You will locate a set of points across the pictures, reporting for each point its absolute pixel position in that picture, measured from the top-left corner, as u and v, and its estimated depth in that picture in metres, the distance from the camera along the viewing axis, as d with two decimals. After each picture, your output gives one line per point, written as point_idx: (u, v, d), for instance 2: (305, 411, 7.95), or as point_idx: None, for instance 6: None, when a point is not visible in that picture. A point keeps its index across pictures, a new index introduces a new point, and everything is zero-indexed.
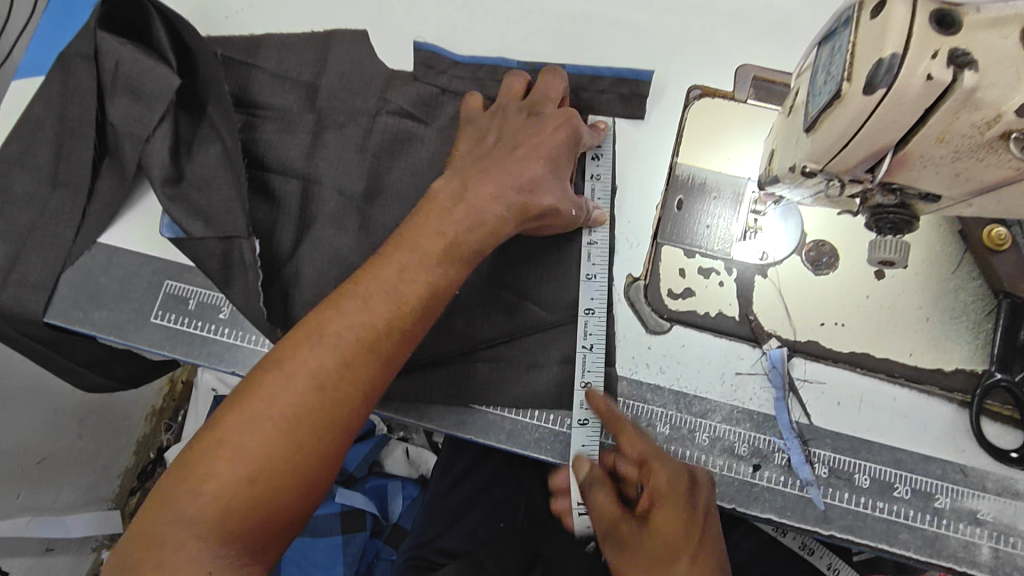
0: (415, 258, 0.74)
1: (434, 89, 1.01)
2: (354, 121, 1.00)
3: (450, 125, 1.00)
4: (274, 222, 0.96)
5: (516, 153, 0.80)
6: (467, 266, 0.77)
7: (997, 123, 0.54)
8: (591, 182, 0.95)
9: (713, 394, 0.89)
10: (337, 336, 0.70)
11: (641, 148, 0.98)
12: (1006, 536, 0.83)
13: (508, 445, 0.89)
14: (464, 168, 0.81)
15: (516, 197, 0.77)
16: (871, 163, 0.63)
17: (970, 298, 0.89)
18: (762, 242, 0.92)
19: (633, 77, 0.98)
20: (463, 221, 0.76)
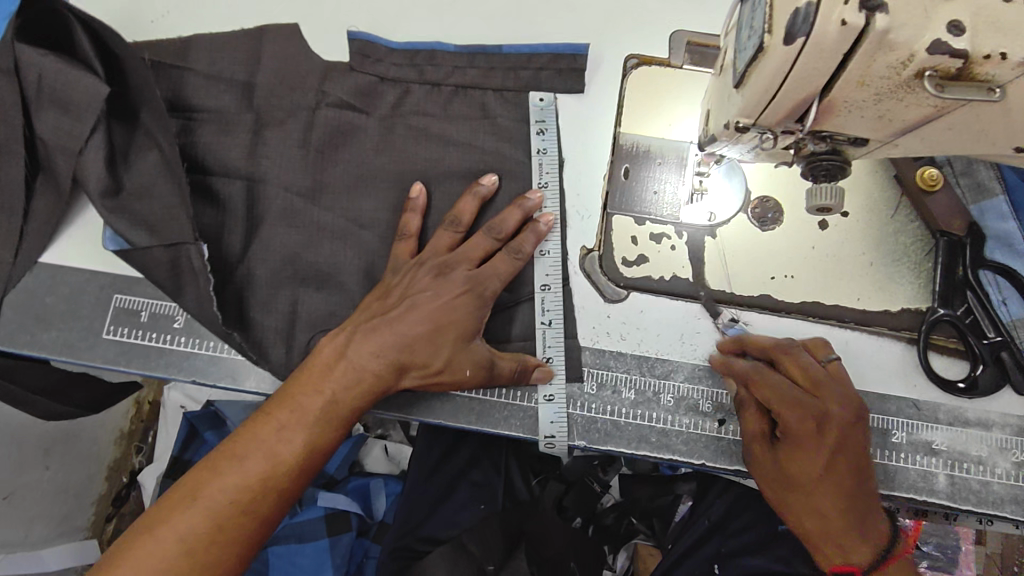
0: (293, 417, 0.79)
1: (372, 78, 1.00)
2: (295, 117, 0.98)
3: (392, 113, 0.99)
4: (221, 225, 0.95)
5: (404, 315, 0.84)
6: (344, 422, 0.82)
7: (911, 63, 0.56)
8: (538, 157, 0.96)
9: (674, 355, 0.91)
10: (211, 503, 0.75)
11: (582, 123, 0.99)
12: (960, 462, 0.87)
13: (479, 426, 0.90)
14: (357, 319, 0.85)
15: (396, 355, 0.83)
16: (800, 112, 0.65)
17: (910, 239, 0.92)
18: (709, 204, 0.94)
19: (570, 50, 0.99)
20: (340, 375, 0.81)
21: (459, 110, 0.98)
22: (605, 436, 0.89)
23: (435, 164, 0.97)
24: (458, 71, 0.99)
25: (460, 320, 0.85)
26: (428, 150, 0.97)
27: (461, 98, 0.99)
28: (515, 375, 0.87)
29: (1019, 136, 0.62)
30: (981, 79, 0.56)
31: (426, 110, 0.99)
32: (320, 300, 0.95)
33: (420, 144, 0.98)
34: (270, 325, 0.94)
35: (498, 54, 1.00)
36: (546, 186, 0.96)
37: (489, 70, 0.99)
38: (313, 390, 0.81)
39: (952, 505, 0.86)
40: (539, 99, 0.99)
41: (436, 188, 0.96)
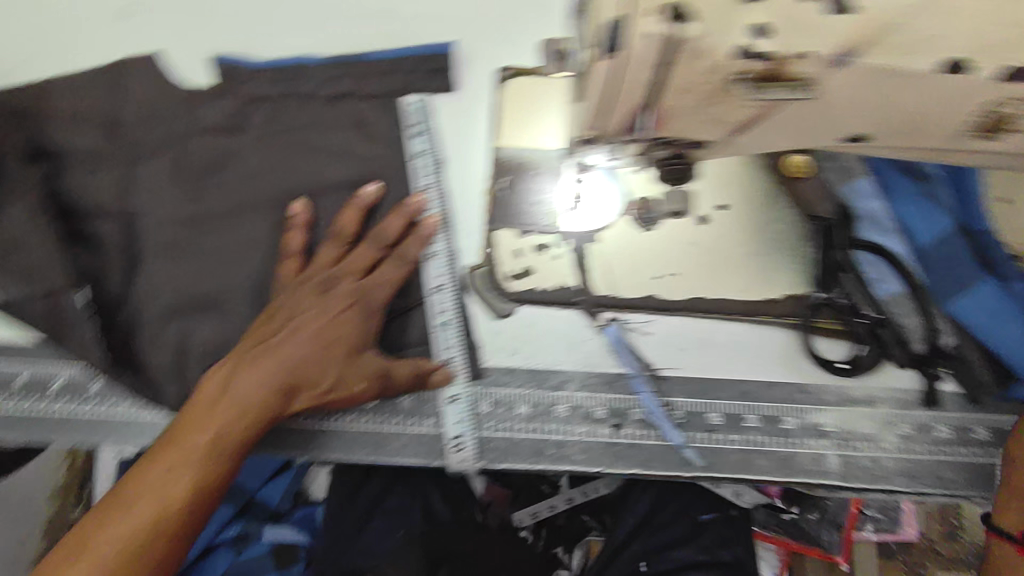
0: (179, 455, 0.73)
1: (244, 98, 0.95)
2: (164, 148, 0.93)
3: (267, 131, 0.94)
4: (98, 266, 0.90)
5: (291, 335, 0.80)
6: (238, 455, 0.76)
7: (719, 71, 0.56)
8: (417, 159, 0.95)
9: (567, 365, 0.91)
10: (98, 554, 0.69)
11: (459, 134, 0.97)
12: (850, 441, 0.89)
13: (375, 458, 0.89)
14: (240, 348, 0.80)
15: (282, 379, 0.78)
16: (638, 121, 0.64)
17: (787, 228, 0.92)
18: (586, 213, 0.94)
19: (437, 51, 0.98)
20: (227, 407, 0.75)
21: (334, 121, 0.95)
22: (502, 454, 0.88)
23: (318, 174, 0.94)
24: (334, 81, 0.95)
25: (347, 332, 0.82)
26: (309, 167, 0.94)
27: (336, 108, 0.95)
28: (411, 381, 0.86)
29: (847, 127, 0.62)
30: (794, 78, 0.56)
31: (302, 126, 0.95)
32: (210, 330, 0.90)
33: (297, 160, 0.94)
34: (158, 363, 0.89)
35: (364, 62, 0.96)
36: (428, 189, 0.95)
37: (363, 77, 0.96)
38: (198, 426, 0.75)
39: (843, 484, 0.88)
40: (413, 103, 0.96)
41: (321, 201, 0.93)
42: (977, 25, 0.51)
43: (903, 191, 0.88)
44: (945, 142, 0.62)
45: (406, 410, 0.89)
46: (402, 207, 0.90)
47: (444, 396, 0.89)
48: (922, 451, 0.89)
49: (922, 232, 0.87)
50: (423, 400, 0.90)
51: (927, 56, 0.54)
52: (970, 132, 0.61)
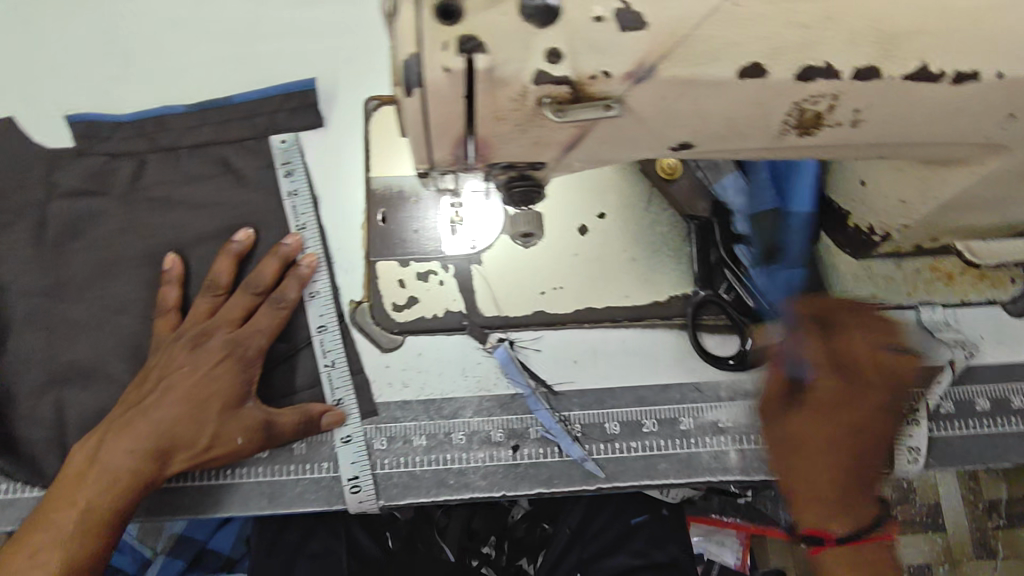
0: (45, 537, 0.71)
1: (103, 157, 0.94)
2: (24, 215, 0.92)
3: (131, 190, 0.93)
4: None
5: (161, 397, 0.79)
6: (111, 528, 0.74)
7: (526, 95, 0.56)
8: (290, 200, 0.94)
9: (459, 391, 0.90)
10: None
11: (330, 169, 0.95)
12: (747, 435, 0.89)
13: (273, 509, 0.86)
14: (111, 417, 0.79)
15: (152, 442, 0.76)
16: (462, 153, 0.64)
17: (664, 230, 0.95)
18: (469, 234, 0.92)
19: (300, 88, 0.97)
20: (93, 480, 0.74)
21: (198, 170, 0.94)
22: (403, 490, 0.87)
23: (184, 231, 0.92)
24: (191, 132, 0.95)
25: (220, 385, 0.81)
26: (175, 220, 0.93)
27: (199, 158, 0.95)
28: (299, 428, 0.84)
29: (666, 137, 0.62)
30: (596, 97, 0.56)
31: (167, 181, 0.94)
32: (87, 399, 0.88)
33: (163, 215, 0.93)
34: (39, 438, 0.87)
35: (228, 105, 0.97)
36: (305, 228, 0.93)
37: (223, 124, 0.96)
38: (65, 504, 0.73)
39: (746, 478, 0.88)
40: (281, 141, 0.96)
41: (190, 254, 0.92)
42: (768, 24, 0.53)
43: (761, 192, 0.85)
44: (765, 143, 0.62)
45: (299, 456, 0.88)
46: (275, 250, 0.89)
47: (337, 438, 0.88)
48: None
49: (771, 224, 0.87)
50: (316, 444, 0.88)
51: (727, 63, 0.54)
52: (787, 132, 0.61)
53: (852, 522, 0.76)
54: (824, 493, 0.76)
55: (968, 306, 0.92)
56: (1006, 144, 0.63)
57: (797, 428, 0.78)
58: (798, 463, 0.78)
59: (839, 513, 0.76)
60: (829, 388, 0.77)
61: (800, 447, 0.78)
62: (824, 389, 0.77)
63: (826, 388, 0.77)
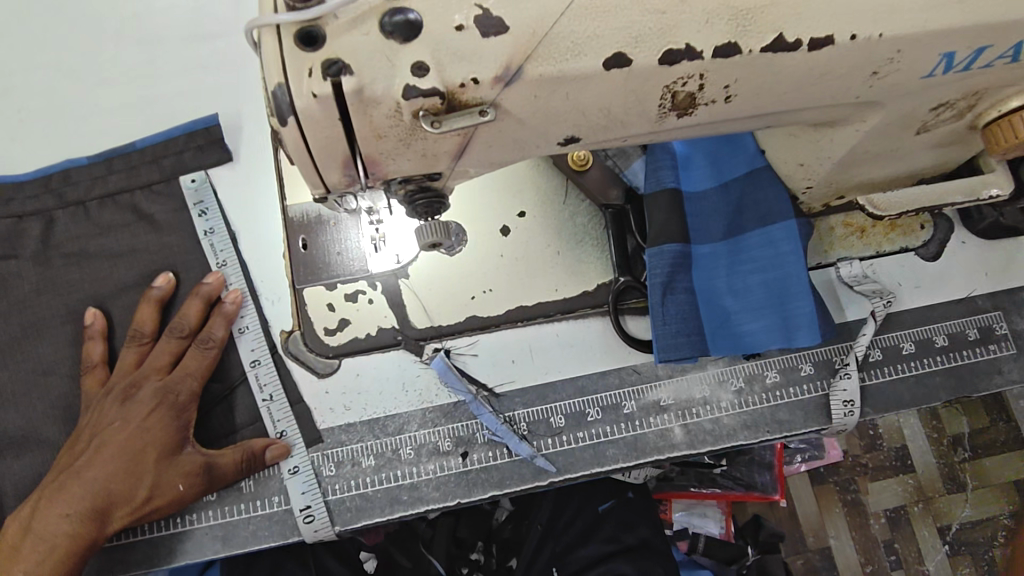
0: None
1: (9, 220, 0.92)
2: None
3: (43, 250, 0.91)
4: None
5: (93, 457, 0.78)
6: None
7: (401, 108, 0.56)
8: (207, 238, 0.93)
9: (402, 407, 0.90)
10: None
11: (246, 202, 0.95)
12: (689, 409, 0.91)
13: (226, 551, 0.85)
14: (46, 482, 0.79)
15: (87, 505, 0.76)
16: (354, 174, 0.64)
17: (584, 220, 0.96)
18: (393, 248, 0.94)
19: (202, 126, 0.97)
20: (29, 550, 0.75)
21: (111, 220, 0.93)
22: (358, 512, 0.86)
23: (106, 282, 0.91)
24: (100, 181, 0.94)
25: (152, 437, 0.79)
26: (94, 273, 0.91)
27: (111, 208, 0.93)
28: (242, 466, 0.83)
29: (551, 134, 0.63)
30: (470, 104, 0.57)
31: (81, 236, 0.92)
32: (23, 467, 0.85)
33: (78, 270, 0.91)
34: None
35: (132, 151, 0.96)
36: (225, 264, 0.92)
37: (130, 171, 0.94)
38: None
39: (693, 451, 0.90)
40: (191, 180, 0.95)
41: (112, 306, 0.90)
42: (622, 13, 0.55)
43: (661, 169, 0.90)
44: (648, 128, 0.64)
45: (249, 494, 0.86)
46: (196, 291, 0.88)
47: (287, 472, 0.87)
48: (757, 400, 0.91)
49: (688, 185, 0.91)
50: (264, 480, 0.87)
51: (590, 57, 0.55)
52: (666, 115, 0.63)
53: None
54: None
55: (885, 255, 0.95)
56: (877, 100, 0.65)
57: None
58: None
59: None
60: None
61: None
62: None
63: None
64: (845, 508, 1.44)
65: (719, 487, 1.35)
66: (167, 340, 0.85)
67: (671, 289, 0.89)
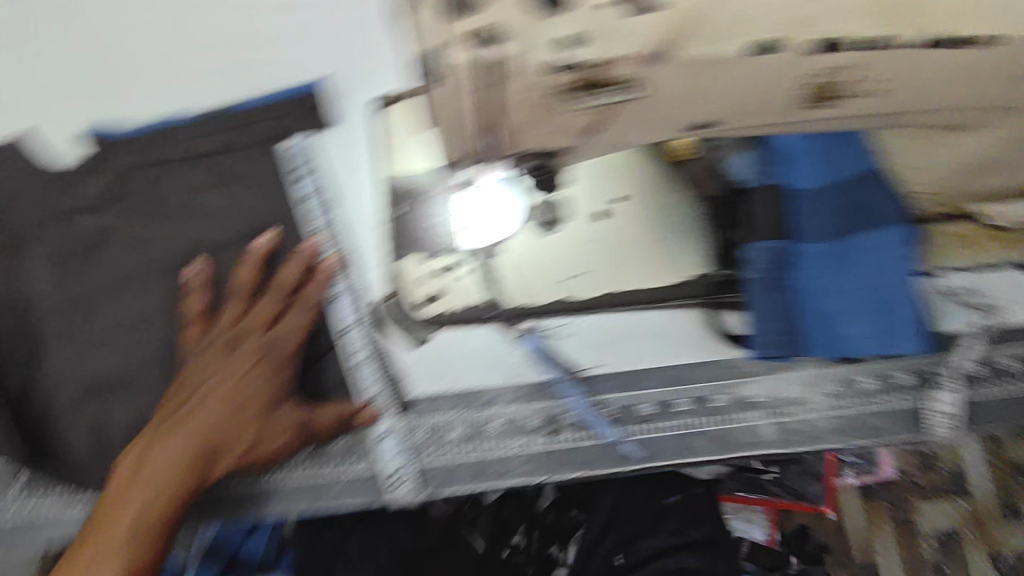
0: (104, 545, 0.72)
1: (113, 172, 0.89)
2: (49, 227, 0.89)
3: (146, 202, 0.90)
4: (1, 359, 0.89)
5: (199, 402, 0.79)
6: (164, 534, 0.76)
7: (555, 85, 0.55)
8: (302, 201, 0.90)
9: (493, 382, 0.91)
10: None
11: (339, 165, 0.90)
12: (781, 408, 0.90)
13: (317, 505, 0.89)
14: (151, 425, 0.79)
15: (198, 447, 0.78)
16: (489, 139, 0.64)
17: (684, 207, 0.93)
18: (488, 225, 0.91)
19: None
20: (142, 488, 0.75)
21: (209, 177, 0.90)
22: (443, 481, 0.89)
23: (209, 235, 0.90)
24: (203, 137, 0.89)
25: (259, 387, 0.81)
26: (196, 228, 0.90)
27: (213, 166, 0.90)
28: (335, 426, 0.87)
29: (685, 116, 0.62)
30: (622, 79, 0.55)
31: (184, 191, 0.90)
32: (127, 408, 0.89)
33: (184, 222, 0.90)
34: (81, 449, 0.90)
35: None
36: (319, 230, 0.89)
37: (232, 130, 0.89)
38: (115, 515, 0.74)
39: (783, 450, 0.90)
40: (286, 145, 0.89)
41: (222, 257, 0.90)
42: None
43: (775, 163, 0.85)
44: (782, 118, 0.63)
45: (339, 453, 0.89)
46: (297, 253, 0.86)
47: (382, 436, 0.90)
48: (852, 405, 0.90)
49: (799, 178, 0.84)
50: (354, 442, 0.89)
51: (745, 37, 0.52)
52: (806, 106, 0.61)
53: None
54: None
55: (999, 268, 0.90)
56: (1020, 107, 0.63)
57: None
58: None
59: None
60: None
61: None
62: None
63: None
64: (895, 528, 1.34)
65: (774, 494, 1.30)
66: (270, 297, 0.85)
67: (777, 287, 0.86)
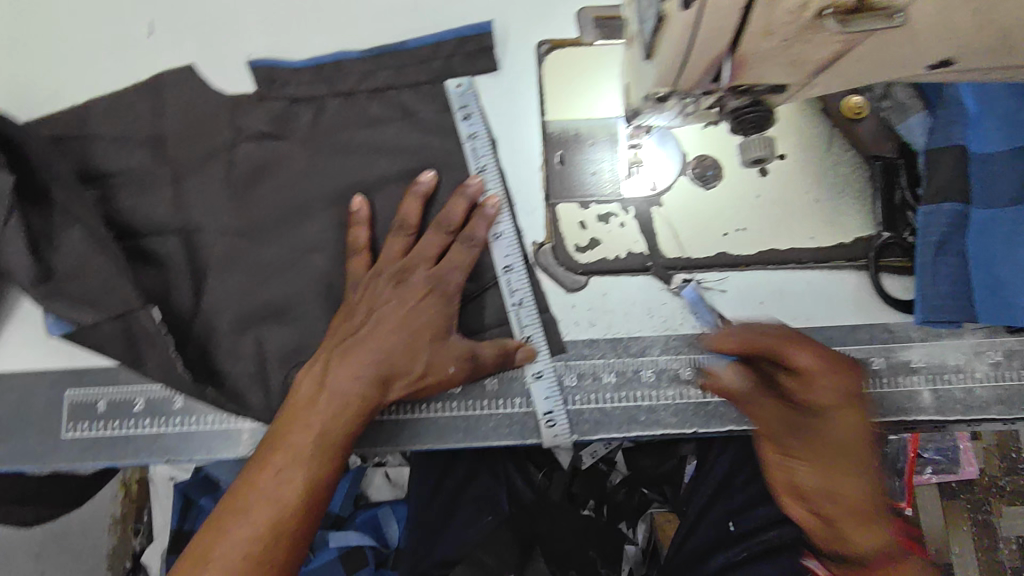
0: (291, 455, 0.75)
1: (282, 102, 0.94)
2: (211, 161, 0.94)
3: (312, 135, 0.94)
4: (165, 284, 0.91)
5: (375, 329, 0.82)
6: (343, 450, 0.78)
7: (810, 6, 0.53)
8: (469, 141, 0.94)
9: (646, 330, 0.91)
10: (223, 563, 0.69)
11: (506, 109, 0.96)
12: (941, 375, 0.89)
13: (467, 442, 0.88)
14: (329, 345, 0.83)
15: (375, 370, 0.80)
16: (715, 73, 0.64)
17: (848, 170, 0.93)
18: (649, 175, 0.93)
19: (476, 33, 0.96)
20: (325, 404, 0.77)
21: (378, 115, 0.95)
22: (595, 426, 0.89)
23: (370, 172, 0.94)
24: (370, 76, 0.94)
25: (430, 319, 0.84)
26: (360, 162, 0.94)
27: (378, 103, 0.95)
28: (498, 361, 0.86)
29: (932, 51, 0.61)
30: (882, 6, 0.54)
31: (345, 125, 0.94)
32: (285, 334, 0.91)
33: (347, 158, 0.94)
34: (239, 371, 0.90)
35: (404, 50, 0.95)
36: (484, 169, 0.94)
37: (400, 69, 0.95)
38: (301, 425, 0.76)
39: (942, 417, 0.88)
40: (456, 87, 0.95)
41: (375, 196, 0.93)
42: None
43: (952, 125, 0.86)
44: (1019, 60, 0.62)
45: (492, 392, 0.89)
46: (463, 189, 0.88)
47: (542, 384, 0.89)
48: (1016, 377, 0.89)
49: (975, 140, 0.85)
50: (508, 380, 0.90)
51: None
52: None
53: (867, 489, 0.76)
54: (812, 438, 0.79)
55: None
56: None
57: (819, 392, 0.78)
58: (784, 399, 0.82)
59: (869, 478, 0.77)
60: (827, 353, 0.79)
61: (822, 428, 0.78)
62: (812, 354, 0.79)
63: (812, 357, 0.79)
64: (973, 528, 1.35)
65: None
66: (439, 233, 0.87)
67: (943, 250, 0.87)
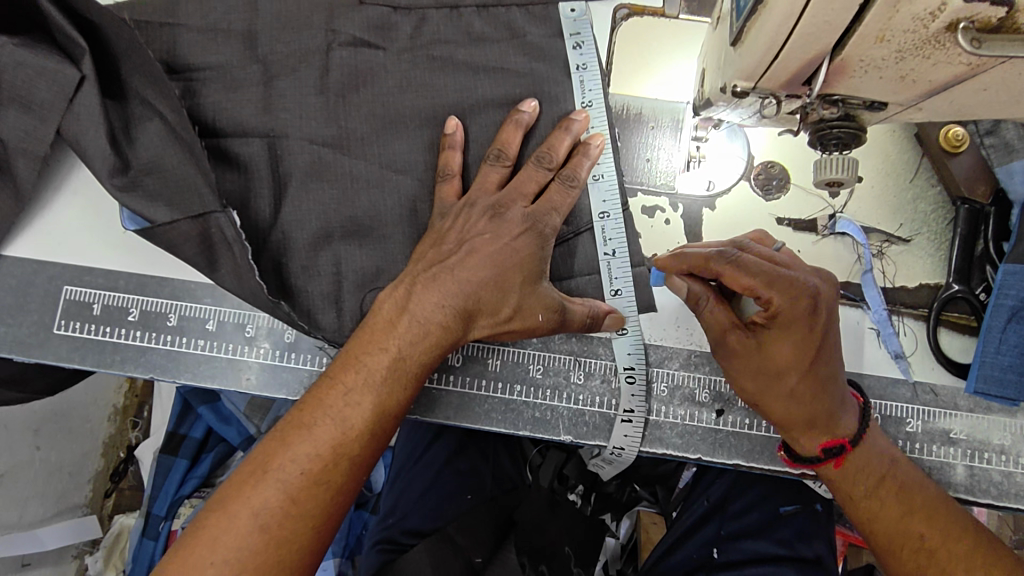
0: (364, 377, 0.70)
1: (383, 9, 0.85)
2: (306, 62, 0.83)
3: (411, 46, 0.85)
4: (246, 189, 0.82)
5: (464, 259, 0.74)
6: (418, 380, 0.73)
7: (943, 13, 0.45)
8: (578, 74, 0.84)
9: (668, 340, 0.85)
10: (285, 473, 0.66)
11: (621, 51, 0.87)
12: (981, 452, 0.80)
13: (457, 420, 0.84)
14: (413, 267, 0.76)
15: (461, 304, 0.73)
16: (808, 74, 0.55)
17: (928, 208, 0.85)
18: (707, 172, 0.85)
19: None
20: (404, 330, 0.72)
21: (484, 32, 0.85)
22: (594, 430, 0.83)
23: (469, 94, 0.84)
24: None
25: (519, 263, 0.75)
26: (459, 84, 0.84)
27: (484, 20, 0.85)
28: (586, 324, 0.78)
29: None
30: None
31: (447, 39, 0.85)
32: (364, 257, 0.83)
33: (447, 77, 0.84)
34: (315, 291, 0.82)
35: None
36: (591, 105, 0.84)
37: None
38: (378, 347, 0.71)
39: (970, 497, 0.80)
40: (571, 10, 0.86)
41: (472, 121, 0.84)
42: None
43: None
44: None
45: (492, 373, 0.84)
46: (569, 124, 0.79)
47: (627, 346, 0.83)
48: None
49: None
50: (510, 365, 0.84)
51: None
52: None
53: (859, 425, 0.75)
54: (797, 386, 0.72)
55: None
56: None
57: (791, 344, 0.71)
58: (758, 344, 0.73)
59: (846, 418, 0.74)
60: (805, 289, 0.70)
61: (780, 371, 0.72)
62: (793, 294, 0.69)
63: (798, 294, 0.69)
64: None
65: None
66: (545, 169, 0.78)
67: (1019, 316, 0.77)
